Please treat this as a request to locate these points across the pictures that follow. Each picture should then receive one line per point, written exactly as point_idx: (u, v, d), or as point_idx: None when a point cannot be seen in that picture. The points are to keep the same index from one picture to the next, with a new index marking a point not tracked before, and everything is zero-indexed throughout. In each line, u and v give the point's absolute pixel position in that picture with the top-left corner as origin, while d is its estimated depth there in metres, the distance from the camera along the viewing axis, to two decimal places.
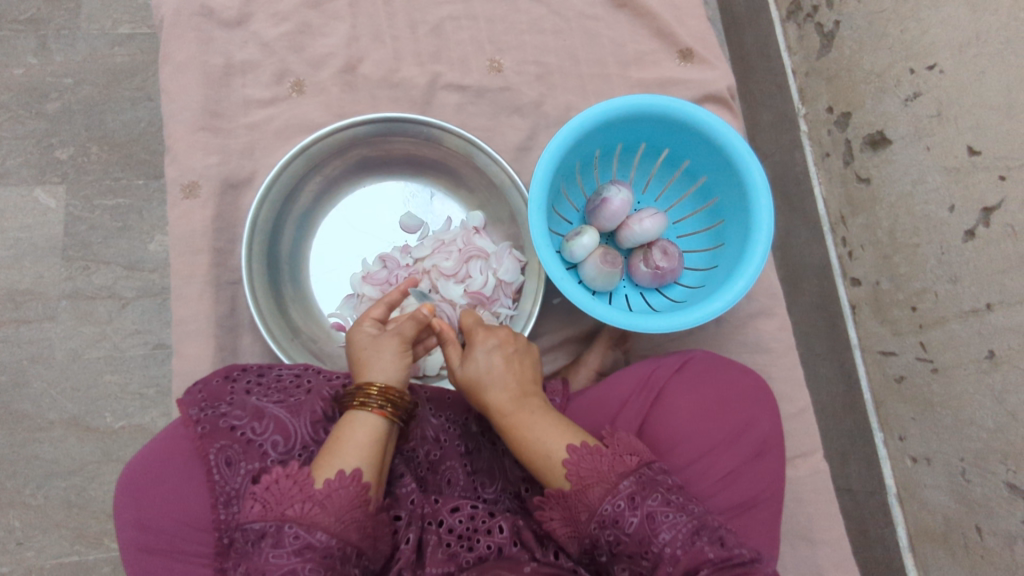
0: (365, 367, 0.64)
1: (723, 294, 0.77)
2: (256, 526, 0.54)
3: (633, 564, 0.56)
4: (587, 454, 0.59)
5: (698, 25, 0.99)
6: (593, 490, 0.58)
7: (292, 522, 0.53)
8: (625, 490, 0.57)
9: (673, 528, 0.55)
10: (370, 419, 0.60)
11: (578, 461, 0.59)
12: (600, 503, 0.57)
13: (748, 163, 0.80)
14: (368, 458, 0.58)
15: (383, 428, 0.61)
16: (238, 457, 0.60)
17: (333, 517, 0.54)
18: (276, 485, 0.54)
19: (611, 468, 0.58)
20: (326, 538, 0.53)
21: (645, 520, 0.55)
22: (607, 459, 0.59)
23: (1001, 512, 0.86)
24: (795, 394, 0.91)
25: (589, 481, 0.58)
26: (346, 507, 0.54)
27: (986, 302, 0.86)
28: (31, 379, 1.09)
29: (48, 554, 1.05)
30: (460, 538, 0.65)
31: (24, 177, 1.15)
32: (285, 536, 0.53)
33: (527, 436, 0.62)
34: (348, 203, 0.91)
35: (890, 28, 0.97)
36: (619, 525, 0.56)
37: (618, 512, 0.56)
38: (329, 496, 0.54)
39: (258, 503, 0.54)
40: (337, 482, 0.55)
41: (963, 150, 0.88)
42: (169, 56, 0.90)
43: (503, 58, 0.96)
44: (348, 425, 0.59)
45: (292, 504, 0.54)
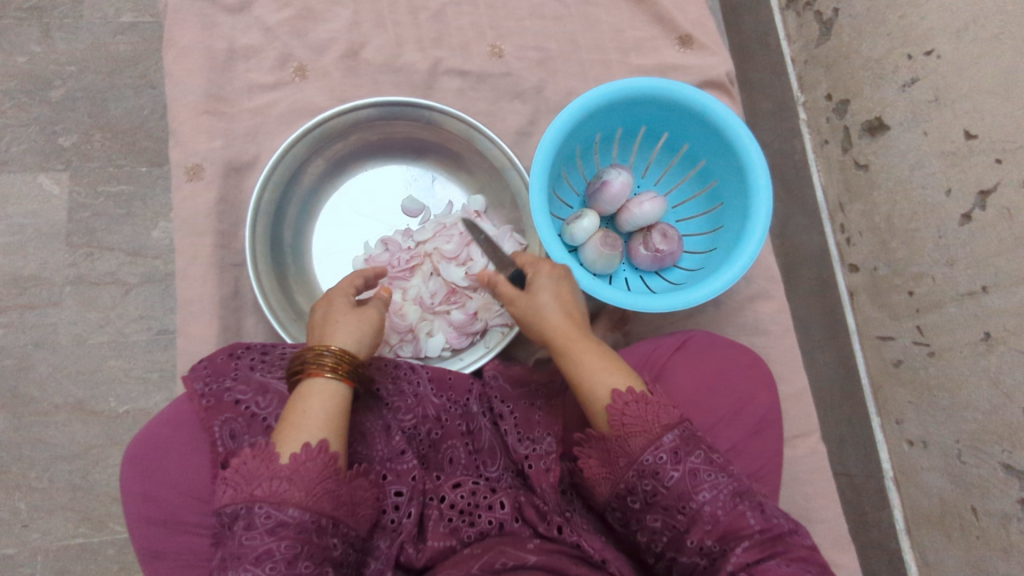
0: (341, 327, 0.66)
1: (721, 276, 0.78)
2: (229, 509, 0.53)
3: (666, 517, 0.57)
4: (633, 400, 0.58)
5: (697, 11, 1.00)
6: (636, 439, 0.57)
7: (262, 502, 0.52)
8: (669, 443, 0.56)
9: (715, 488, 0.55)
10: (332, 385, 0.60)
11: (623, 408, 0.58)
12: (642, 453, 0.56)
13: (746, 145, 0.80)
14: (334, 430, 0.58)
15: (342, 396, 0.61)
16: (243, 430, 0.62)
17: (304, 492, 0.53)
18: (244, 466, 0.53)
19: (656, 420, 0.57)
20: (299, 513, 0.52)
21: (687, 476, 0.56)
22: (651, 408, 0.58)
23: (996, 492, 0.87)
24: (793, 376, 0.92)
25: (632, 428, 0.57)
26: (315, 479, 0.53)
27: (982, 284, 0.87)
28: (36, 364, 1.10)
29: (53, 536, 1.06)
30: (461, 513, 0.66)
31: (27, 163, 1.16)
32: (256, 516, 0.52)
33: (588, 363, 0.62)
34: (351, 187, 0.92)
35: (889, 14, 0.98)
36: (659, 477, 0.56)
37: (659, 464, 0.56)
38: (297, 471, 0.53)
39: (230, 486, 0.53)
40: (304, 455, 0.54)
41: (960, 134, 0.89)
42: (173, 40, 0.90)
43: (504, 44, 0.96)
44: (309, 396, 0.59)
45: (260, 483, 0.52)
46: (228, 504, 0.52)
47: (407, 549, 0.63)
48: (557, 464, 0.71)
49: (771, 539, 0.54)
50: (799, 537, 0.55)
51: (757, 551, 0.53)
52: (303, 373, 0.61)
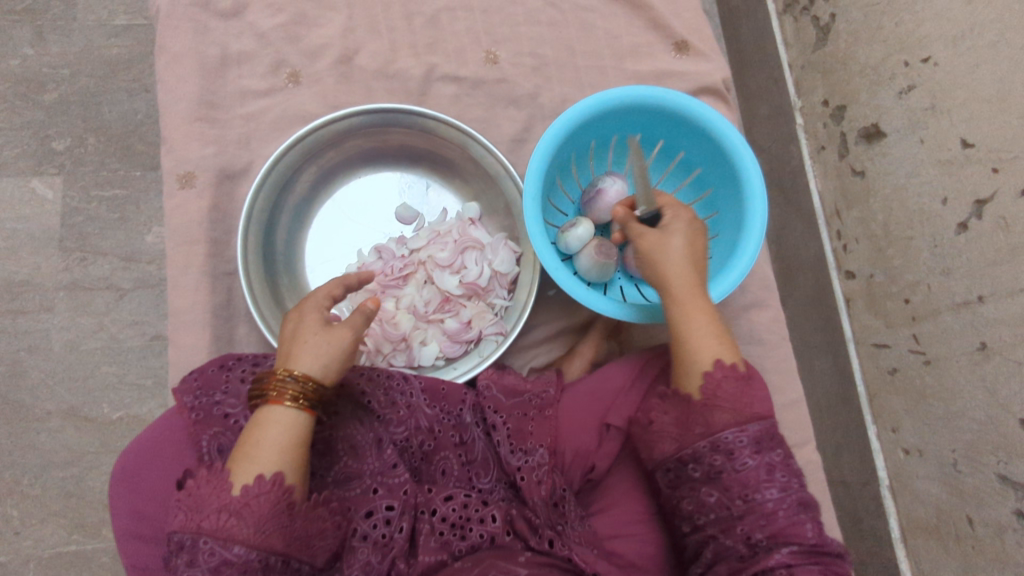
0: (308, 351, 0.61)
1: (716, 286, 0.77)
2: (178, 536, 0.53)
3: (723, 496, 0.59)
4: (731, 377, 0.60)
5: (693, 17, 0.99)
6: (720, 413, 0.59)
7: (208, 537, 0.52)
8: (754, 430, 0.58)
9: (784, 489, 0.58)
10: (289, 419, 0.58)
11: (720, 381, 0.60)
12: (722, 428, 0.59)
13: (741, 153, 0.80)
14: (291, 460, 0.57)
15: (302, 425, 0.59)
16: (231, 444, 0.61)
17: (252, 529, 0.53)
18: (197, 493, 0.54)
19: (748, 404, 0.59)
20: (244, 552, 0.52)
21: (761, 467, 0.58)
22: (745, 392, 0.60)
23: (991, 503, 0.86)
24: (789, 386, 0.92)
25: (723, 403, 0.59)
26: (266, 516, 0.53)
27: (978, 294, 0.87)
28: (29, 370, 1.09)
29: (46, 544, 1.05)
30: (453, 526, 0.66)
31: (20, 167, 1.15)
32: (200, 551, 0.52)
33: (696, 326, 0.63)
34: (345, 194, 0.92)
35: (886, 21, 0.97)
36: (732, 458, 0.58)
37: (736, 445, 0.58)
38: (248, 505, 0.53)
39: (182, 512, 0.54)
40: (256, 488, 0.54)
41: (956, 142, 0.88)
42: (165, 46, 0.90)
43: (499, 50, 0.96)
44: (264, 426, 0.57)
45: (209, 515, 0.52)
46: (176, 533, 0.53)
47: (398, 564, 0.63)
48: (549, 477, 0.71)
49: (818, 553, 0.57)
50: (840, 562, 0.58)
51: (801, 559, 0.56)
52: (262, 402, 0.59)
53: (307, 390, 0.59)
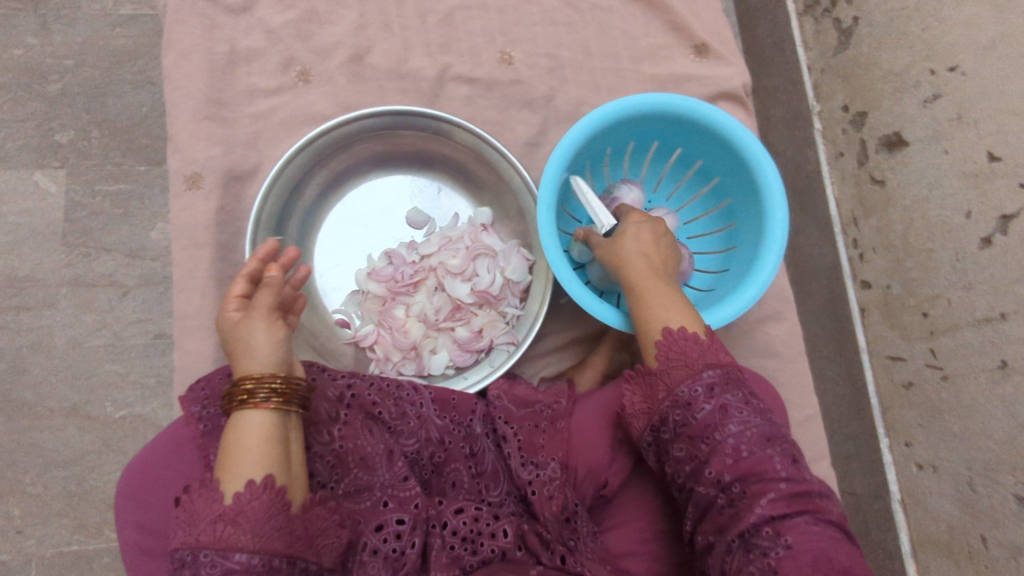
0: (237, 356, 0.61)
1: (733, 301, 0.75)
2: (177, 554, 0.51)
3: (692, 449, 0.58)
4: (681, 338, 0.60)
5: (713, 19, 0.97)
6: (675, 371, 0.60)
7: (208, 549, 0.50)
8: (706, 377, 0.58)
9: (744, 425, 0.56)
10: (253, 416, 0.57)
11: (670, 345, 0.61)
12: (678, 386, 0.59)
13: (763, 164, 0.78)
14: (274, 460, 0.55)
15: (274, 423, 0.58)
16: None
17: (250, 534, 0.51)
18: (190, 508, 0.52)
19: (699, 357, 0.59)
20: (247, 558, 0.50)
21: (717, 410, 0.57)
22: (699, 347, 0.60)
23: (1006, 522, 0.85)
24: (803, 401, 0.90)
25: (675, 362, 0.60)
26: (263, 518, 0.51)
27: (1000, 311, 0.85)
28: (31, 367, 1.08)
29: (48, 543, 1.04)
30: (463, 540, 0.64)
31: (23, 160, 1.13)
32: (202, 565, 0.50)
33: (652, 300, 0.64)
34: (355, 197, 0.90)
35: (911, 27, 0.95)
36: (690, 408, 0.58)
37: (692, 396, 0.58)
38: (242, 512, 0.51)
39: (178, 529, 0.52)
40: (247, 495, 0.52)
41: (983, 154, 0.86)
42: (173, 42, 0.87)
43: (514, 50, 0.93)
44: (234, 431, 0.56)
45: (206, 527, 0.51)
46: (175, 550, 0.50)
47: None
48: (561, 492, 0.69)
49: (798, 492, 0.53)
50: (828, 501, 0.54)
51: (781, 497, 0.53)
52: (230, 409, 0.58)
53: (249, 383, 0.59)
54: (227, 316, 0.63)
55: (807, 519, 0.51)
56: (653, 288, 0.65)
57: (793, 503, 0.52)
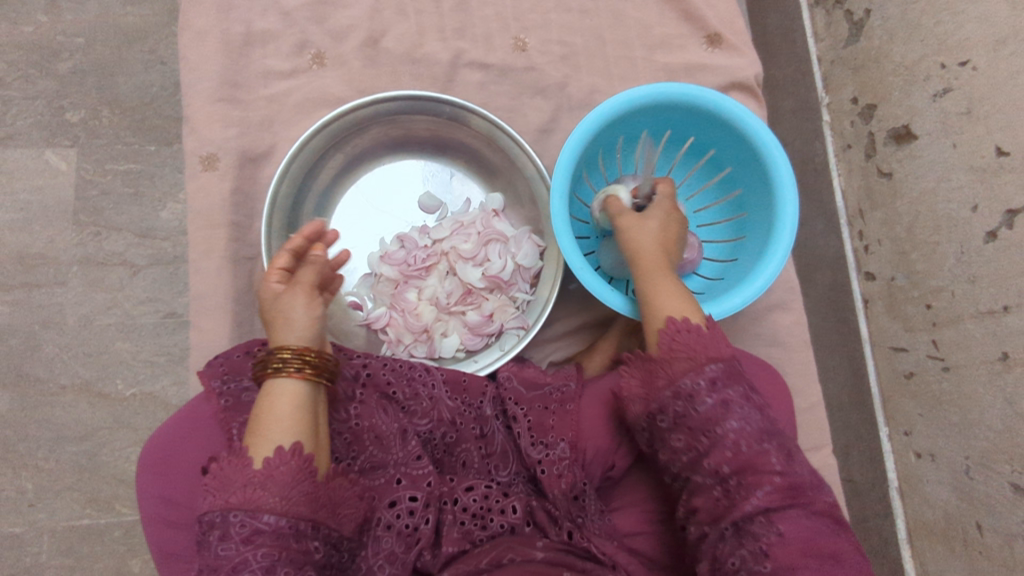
0: (275, 328, 0.62)
1: (741, 291, 0.76)
2: (207, 517, 0.53)
3: (690, 439, 0.59)
4: (683, 329, 0.62)
5: (727, 9, 0.97)
6: (679, 363, 0.61)
7: (237, 509, 0.53)
8: (709, 371, 0.59)
9: (744, 420, 0.57)
10: (289, 384, 0.58)
11: (674, 334, 0.62)
12: (681, 376, 0.60)
13: (775, 157, 0.78)
14: (302, 427, 0.57)
15: (305, 392, 0.59)
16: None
17: (278, 497, 0.53)
18: (220, 473, 0.54)
19: (703, 350, 0.61)
20: (274, 519, 0.52)
21: (718, 404, 0.58)
22: (701, 339, 0.62)
23: (1002, 510, 0.87)
24: (807, 389, 0.92)
25: (679, 353, 0.61)
26: (290, 484, 0.54)
27: (1003, 304, 0.86)
28: (43, 344, 1.09)
29: (60, 516, 1.06)
30: (474, 516, 0.66)
31: (34, 138, 1.13)
32: (231, 524, 0.52)
33: (659, 287, 0.67)
34: (368, 181, 0.90)
35: (924, 20, 0.95)
36: (692, 400, 0.59)
37: (695, 388, 0.59)
38: (271, 476, 0.54)
39: (208, 493, 0.54)
40: (276, 459, 0.54)
41: (991, 149, 0.87)
42: (188, 23, 0.88)
43: (528, 37, 0.94)
44: (267, 397, 0.58)
45: (235, 490, 0.53)
46: (205, 511, 0.53)
47: (425, 555, 0.64)
48: (570, 471, 0.71)
49: (789, 486, 0.55)
50: (820, 493, 0.56)
51: (775, 492, 0.54)
52: (263, 376, 0.59)
53: (287, 355, 0.59)
54: (270, 286, 0.63)
55: (797, 511, 0.53)
56: (660, 278, 0.68)
57: (787, 496, 0.54)
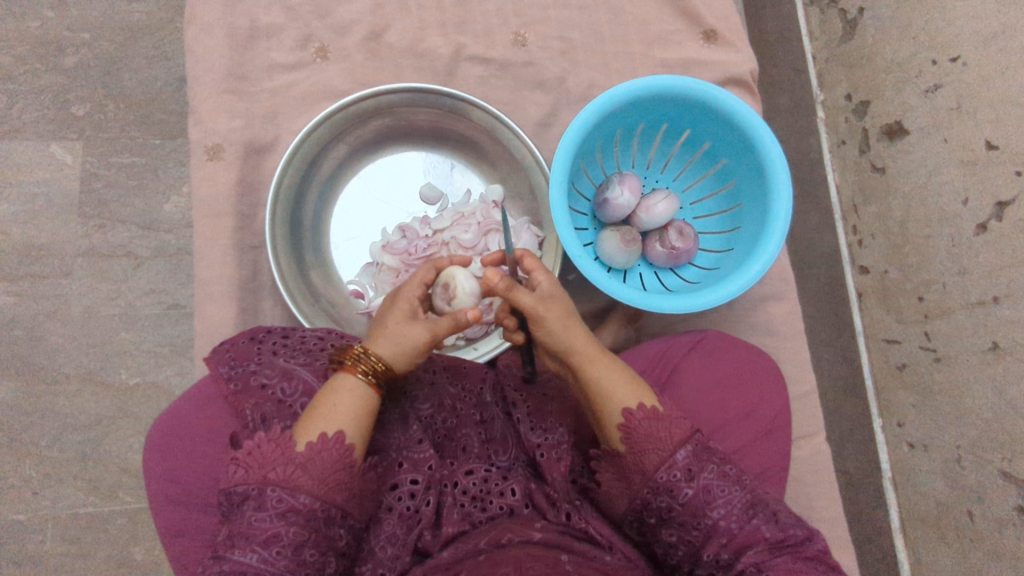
0: (385, 334, 0.63)
1: (736, 279, 0.78)
2: (240, 489, 0.54)
3: (682, 532, 0.59)
4: (645, 417, 0.60)
5: (723, 5, 0.98)
6: (649, 455, 0.59)
7: (275, 486, 0.54)
8: (680, 460, 0.58)
9: (728, 504, 0.58)
10: (365, 391, 0.61)
11: (634, 426, 0.61)
12: (655, 471, 0.59)
13: (769, 147, 0.80)
14: (357, 426, 0.59)
15: (370, 400, 0.61)
16: (273, 413, 0.62)
17: (316, 480, 0.55)
18: (258, 450, 0.55)
19: (667, 436, 0.59)
20: (310, 501, 0.54)
21: (699, 492, 0.58)
22: (662, 423, 0.60)
23: (992, 498, 0.89)
24: (800, 377, 0.94)
25: (645, 445, 0.60)
26: (328, 470, 0.55)
27: (993, 294, 0.88)
28: (48, 334, 1.10)
29: (64, 504, 1.08)
30: (473, 499, 0.67)
31: (40, 131, 1.15)
32: (267, 498, 0.53)
33: (604, 379, 0.64)
34: (370, 172, 0.92)
35: (916, 18, 0.96)
36: (673, 494, 0.58)
37: (673, 481, 0.58)
38: (311, 459, 0.55)
39: (241, 467, 0.54)
40: (320, 445, 0.56)
41: (981, 143, 0.88)
42: (195, 16, 0.89)
43: (528, 32, 0.95)
44: (341, 391, 0.60)
45: (275, 467, 0.54)
46: (239, 485, 0.53)
47: (425, 536, 0.64)
48: (569, 454, 0.71)
49: (784, 547, 0.57)
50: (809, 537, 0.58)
51: (772, 558, 0.56)
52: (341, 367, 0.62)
53: (378, 367, 0.61)
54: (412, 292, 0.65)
55: (796, 570, 0.55)
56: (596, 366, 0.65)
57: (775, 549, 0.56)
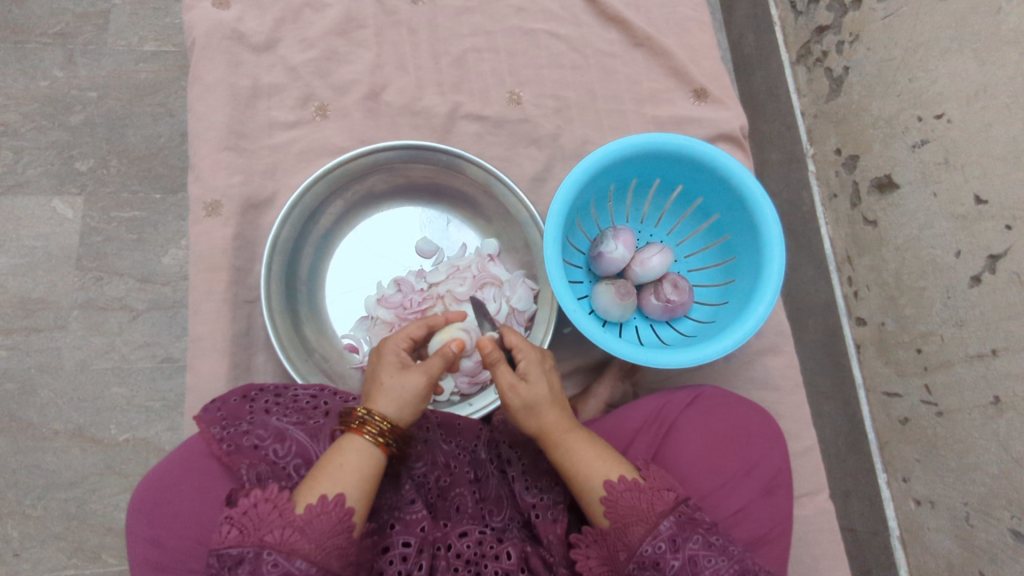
0: (385, 391, 0.63)
1: (732, 332, 0.78)
2: (233, 551, 0.52)
3: None
4: (627, 490, 0.60)
5: (711, 66, 1.02)
6: (634, 529, 0.58)
7: (271, 548, 0.52)
8: (665, 530, 0.58)
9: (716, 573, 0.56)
10: (371, 449, 0.60)
11: (615, 501, 0.60)
12: (640, 544, 0.58)
13: (760, 202, 0.81)
14: (359, 492, 0.58)
15: (376, 463, 0.60)
16: (268, 474, 0.61)
17: (314, 544, 0.53)
18: (254, 509, 0.53)
19: (650, 508, 0.59)
20: (306, 566, 0.52)
21: (686, 564, 0.56)
22: (644, 495, 0.60)
23: (1005, 559, 0.86)
24: (802, 433, 0.93)
25: (628, 519, 0.59)
26: (327, 534, 0.53)
27: (991, 347, 0.87)
28: (39, 388, 1.09)
29: (44, 567, 1.04)
30: (467, 563, 0.63)
31: (42, 186, 1.16)
32: (263, 562, 0.51)
33: (585, 454, 0.64)
34: (366, 228, 0.93)
35: (899, 76, 0.99)
36: (660, 568, 0.56)
37: (659, 554, 0.57)
38: (310, 522, 0.53)
39: (235, 528, 0.53)
40: (319, 507, 0.54)
41: (970, 197, 0.89)
42: (198, 76, 0.92)
43: (523, 91, 0.98)
44: (347, 451, 0.59)
45: (272, 529, 0.52)
46: (230, 548, 0.52)
47: None
48: (564, 516, 0.70)
49: None
50: None
51: None
52: (347, 429, 0.61)
53: (385, 427, 0.61)
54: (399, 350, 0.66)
55: None
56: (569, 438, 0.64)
57: None
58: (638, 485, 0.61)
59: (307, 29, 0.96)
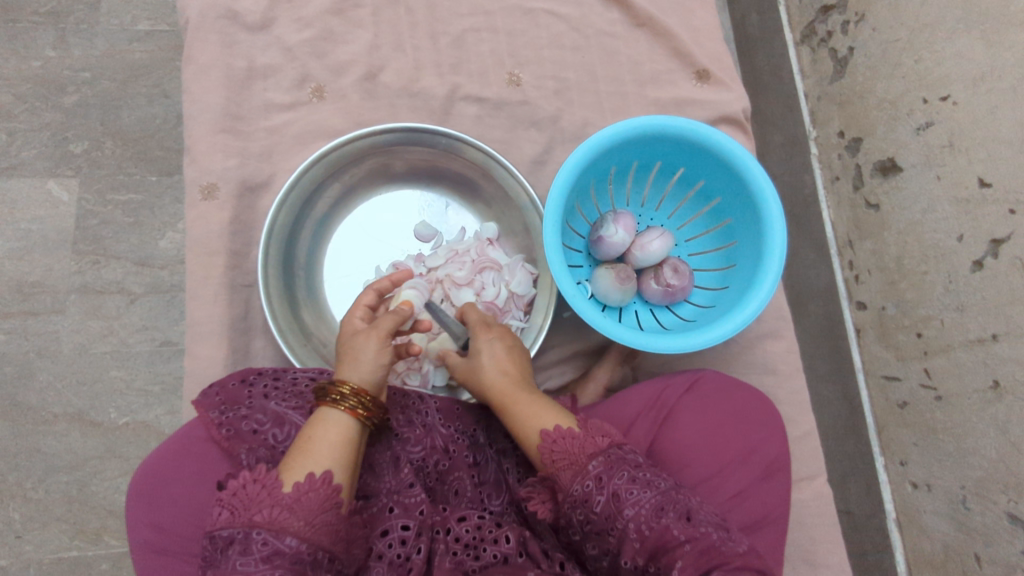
0: (346, 362, 0.64)
1: (732, 318, 0.77)
2: (224, 532, 0.52)
3: (602, 542, 0.57)
4: (558, 434, 0.62)
5: (714, 46, 1.00)
6: (564, 473, 0.60)
7: (261, 528, 0.51)
8: (591, 471, 0.58)
9: (637, 504, 0.56)
10: (341, 417, 0.60)
11: (550, 445, 0.61)
12: (571, 486, 0.59)
13: (762, 186, 0.80)
14: (340, 462, 0.58)
15: (354, 430, 0.60)
16: (267, 459, 0.62)
17: (303, 521, 0.52)
18: (243, 490, 0.53)
19: (581, 451, 0.60)
20: (296, 543, 0.51)
21: (610, 498, 0.57)
22: (576, 440, 0.61)
23: (1000, 541, 0.87)
24: (800, 417, 0.93)
25: (559, 462, 0.60)
26: (317, 511, 0.53)
27: (992, 332, 0.87)
28: (37, 372, 1.09)
29: (47, 548, 1.05)
30: (466, 546, 0.64)
31: (37, 169, 1.15)
32: (253, 542, 0.51)
33: (524, 411, 0.66)
34: (365, 211, 0.92)
35: (904, 58, 0.97)
36: (588, 505, 0.58)
37: (586, 492, 0.58)
38: (299, 499, 0.53)
39: (226, 510, 0.52)
40: (307, 485, 0.54)
41: (974, 180, 0.88)
42: (192, 57, 0.90)
43: (522, 72, 0.97)
44: (317, 424, 0.59)
45: (261, 509, 0.52)
46: (221, 528, 0.51)
47: None
48: None
49: (705, 556, 0.52)
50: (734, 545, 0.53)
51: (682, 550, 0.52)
52: (319, 404, 0.61)
53: (347, 392, 0.61)
54: (354, 321, 0.67)
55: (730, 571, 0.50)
56: (516, 398, 0.68)
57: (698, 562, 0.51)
58: (573, 433, 0.62)
59: (302, 8, 0.94)
